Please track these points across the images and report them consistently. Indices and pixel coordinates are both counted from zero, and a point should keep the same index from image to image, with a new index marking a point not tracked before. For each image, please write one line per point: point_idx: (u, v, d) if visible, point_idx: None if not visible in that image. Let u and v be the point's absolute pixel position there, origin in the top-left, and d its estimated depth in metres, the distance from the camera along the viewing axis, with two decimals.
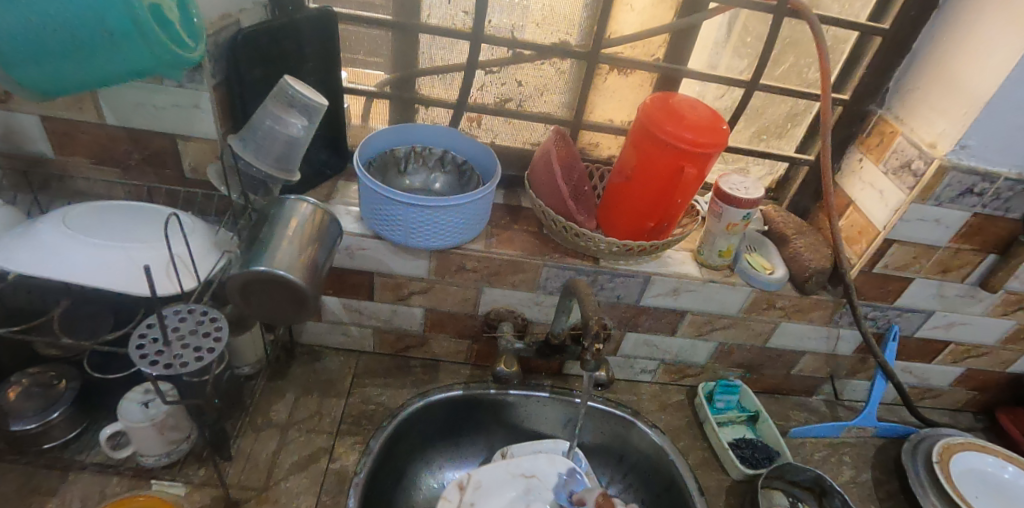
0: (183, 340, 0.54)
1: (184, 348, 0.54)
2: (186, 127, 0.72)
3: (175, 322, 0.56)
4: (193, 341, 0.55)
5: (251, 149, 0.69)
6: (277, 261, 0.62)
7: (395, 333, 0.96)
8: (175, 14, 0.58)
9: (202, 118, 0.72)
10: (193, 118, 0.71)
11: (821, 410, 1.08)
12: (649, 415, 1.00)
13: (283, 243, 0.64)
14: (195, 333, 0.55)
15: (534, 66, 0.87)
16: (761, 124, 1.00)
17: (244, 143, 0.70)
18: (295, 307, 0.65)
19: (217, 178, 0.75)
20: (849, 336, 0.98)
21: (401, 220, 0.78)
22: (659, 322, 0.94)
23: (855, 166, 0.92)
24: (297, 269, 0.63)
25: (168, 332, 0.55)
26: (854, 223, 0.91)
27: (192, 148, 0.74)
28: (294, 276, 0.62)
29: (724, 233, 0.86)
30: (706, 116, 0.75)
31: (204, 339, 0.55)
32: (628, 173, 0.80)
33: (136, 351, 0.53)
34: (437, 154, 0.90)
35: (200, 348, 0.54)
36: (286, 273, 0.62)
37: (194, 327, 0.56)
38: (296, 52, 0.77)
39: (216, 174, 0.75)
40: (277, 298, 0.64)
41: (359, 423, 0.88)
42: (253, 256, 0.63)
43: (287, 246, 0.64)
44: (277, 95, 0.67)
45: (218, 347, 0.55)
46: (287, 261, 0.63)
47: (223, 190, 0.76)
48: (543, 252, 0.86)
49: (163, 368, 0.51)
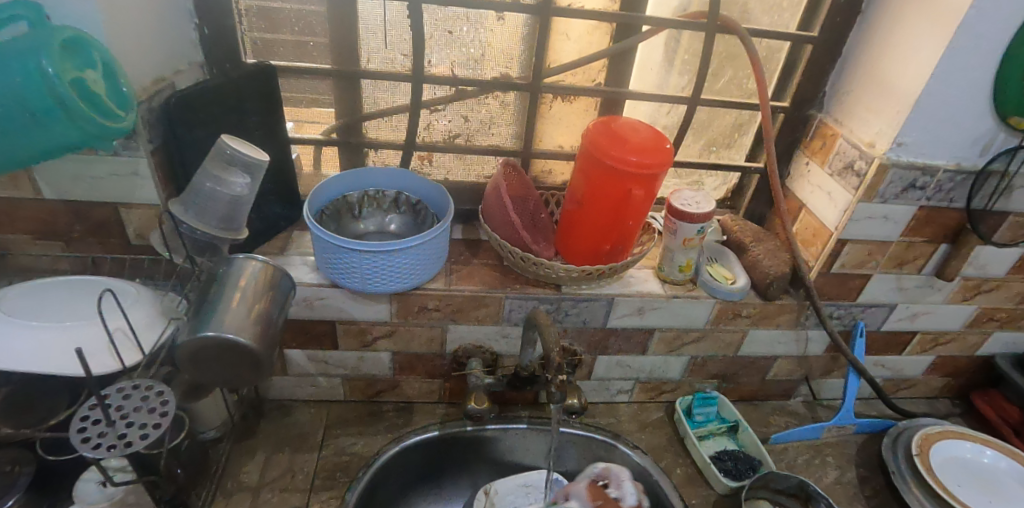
0: (128, 419, 0.52)
1: (129, 427, 0.52)
2: (126, 195, 0.71)
3: (119, 400, 0.54)
4: (139, 418, 0.52)
5: (190, 212, 0.67)
6: (226, 324, 0.61)
7: (364, 379, 0.94)
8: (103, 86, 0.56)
9: (141, 186, 0.70)
10: (132, 186, 0.70)
11: (801, 413, 1.08)
12: (630, 436, 0.99)
13: (231, 304, 0.63)
14: (140, 410, 0.53)
15: (478, 101, 0.88)
16: (709, 136, 1.02)
17: (184, 208, 0.68)
18: (250, 369, 0.63)
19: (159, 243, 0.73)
20: (817, 337, 0.98)
21: (355, 268, 0.77)
22: (629, 342, 0.94)
23: (802, 170, 0.94)
24: (247, 329, 0.62)
25: (112, 412, 0.53)
26: (807, 226, 0.93)
27: (133, 215, 0.73)
28: (244, 337, 0.61)
29: (682, 249, 0.86)
30: (648, 136, 0.76)
31: (151, 415, 0.53)
32: (579, 198, 0.80)
33: (77, 435, 0.50)
34: (391, 196, 0.90)
35: (146, 424, 0.52)
36: (237, 336, 0.61)
37: (140, 403, 0.54)
38: (236, 109, 0.77)
39: (157, 239, 0.73)
40: (229, 362, 0.62)
41: (334, 476, 0.86)
42: (201, 320, 0.62)
43: (236, 307, 0.63)
44: (215, 155, 0.67)
45: (166, 420, 0.52)
46: (237, 323, 0.62)
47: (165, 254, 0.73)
48: (504, 285, 0.86)
49: (107, 450, 0.49)
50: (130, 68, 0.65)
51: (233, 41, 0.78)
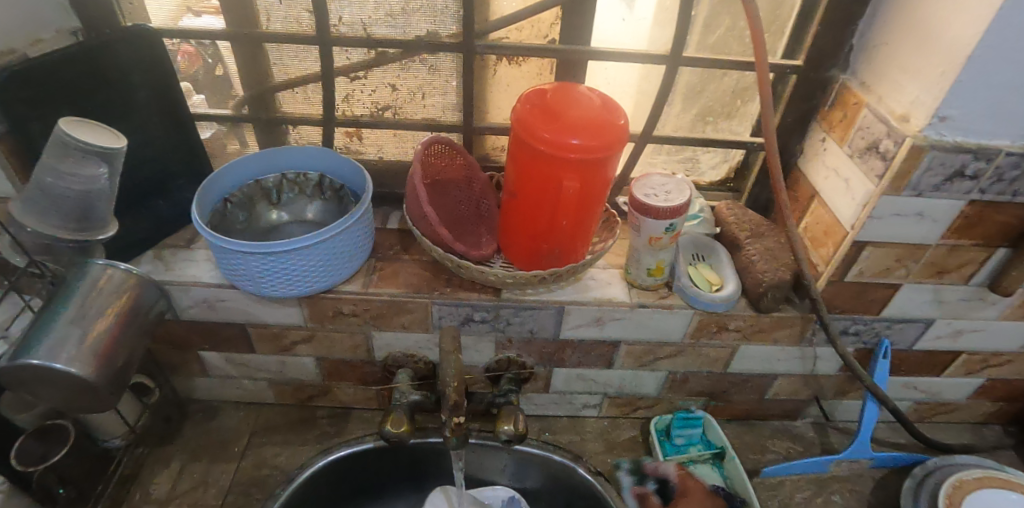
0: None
1: None
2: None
3: None
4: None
5: (34, 213, 0.58)
6: (56, 350, 0.53)
7: (292, 383, 0.85)
8: None
9: None
10: None
11: (806, 438, 0.91)
12: (593, 458, 0.86)
13: (67, 325, 0.55)
14: None
15: (403, 66, 0.73)
16: (703, 104, 0.83)
17: (26, 207, 0.58)
18: (89, 398, 0.56)
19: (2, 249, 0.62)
20: (827, 355, 0.81)
21: (244, 270, 0.66)
22: (590, 355, 0.80)
23: (818, 148, 0.76)
24: (83, 357, 0.54)
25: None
26: (818, 221, 0.75)
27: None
28: (77, 367, 0.53)
29: (649, 249, 0.70)
30: (593, 110, 0.59)
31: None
32: (512, 187, 0.66)
33: None
34: (313, 180, 0.78)
35: None
36: (66, 366, 0.53)
37: None
38: (112, 82, 0.66)
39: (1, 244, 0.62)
40: (63, 390, 0.55)
41: (249, 492, 0.78)
42: (30, 342, 0.54)
43: (73, 328, 0.55)
44: (52, 146, 0.55)
45: None
46: (71, 349, 0.54)
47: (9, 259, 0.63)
48: (431, 287, 0.73)
49: None
50: None
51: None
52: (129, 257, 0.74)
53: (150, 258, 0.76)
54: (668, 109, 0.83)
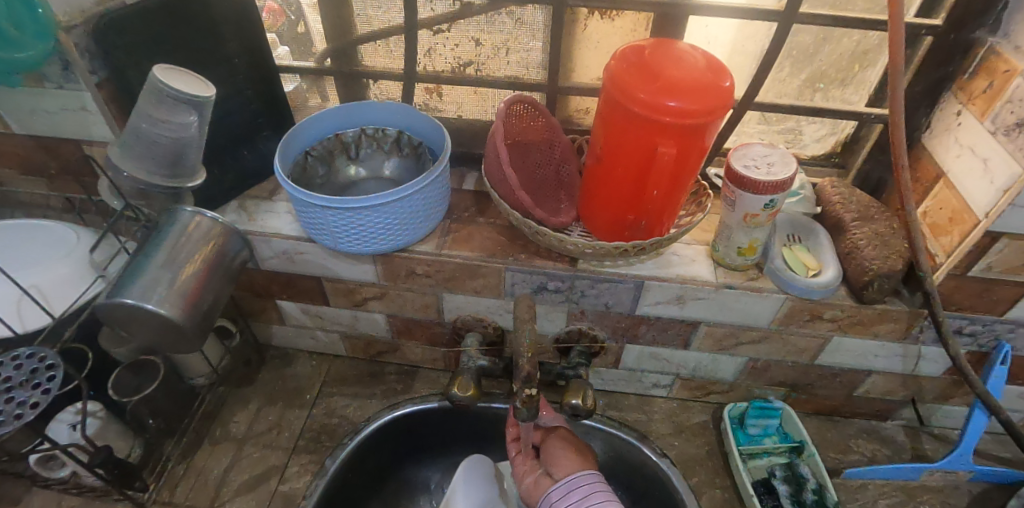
0: (9, 393, 0.50)
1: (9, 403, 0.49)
2: (84, 131, 0.68)
3: (10, 371, 0.52)
4: (19, 394, 0.50)
5: (131, 158, 0.61)
6: (148, 292, 0.56)
7: (362, 338, 0.87)
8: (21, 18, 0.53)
9: (93, 121, 0.66)
10: (87, 122, 0.67)
11: (896, 441, 0.84)
12: (659, 440, 0.83)
13: (158, 267, 0.58)
14: (26, 383, 0.51)
15: (489, 18, 0.69)
16: (814, 69, 0.74)
17: (123, 151, 0.61)
18: (176, 338, 0.59)
19: (108, 193, 0.65)
20: (934, 356, 0.73)
21: (324, 225, 0.66)
22: (666, 334, 0.76)
23: (951, 122, 0.66)
24: (171, 299, 0.57)
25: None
26: (943, 206, 0.66)
27: (96, 155, 0.71)
28: (166, 309, 0.56)
29: (742, 227, 0.65)
30: (697, 70, 0.54)
31: (33, 390, 0.50)
32: (598, 152, 0.62)
33: None
34: (391, 136, 0.77)
35: (26, 401, 0.50)
36: (156, 307, 0.56)
37: (29, 375, 0.51)
38: (206, 32, 0.66)
39: (107, 187, 0.65)
40: (154, 330, 0.58)
41: (319, 439, 0.81)
42: (125, 282, 0.57)
43: (164, 271, 0.58)
44: (150, 93, 0.58)
45: (44, 400, 0.49)
46: (160, 292, 0.57)
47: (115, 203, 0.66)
48: (506, 253, 0.71)
49: None
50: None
51: None
52: (217, 206, 0.77)
53: (235, 208, 0.78)
54: (773, 72, 0.75)
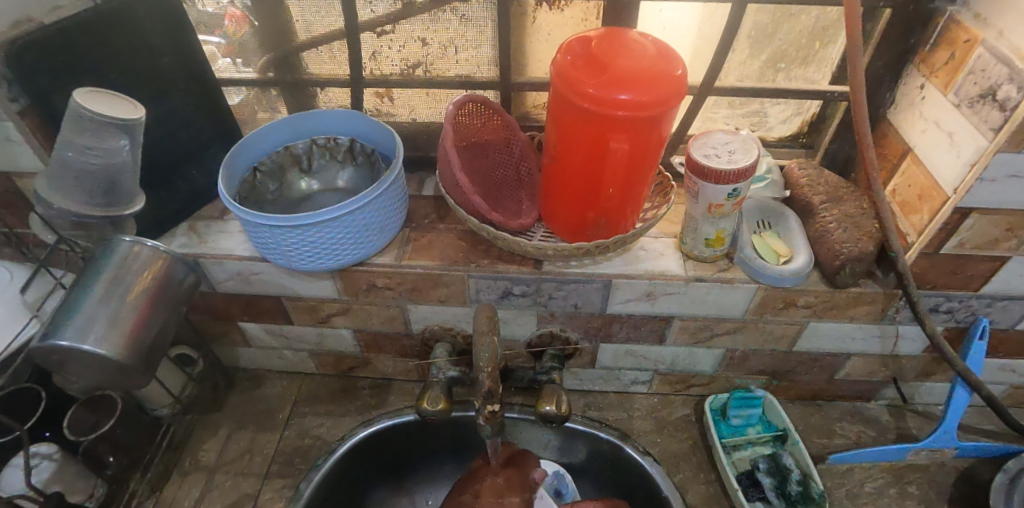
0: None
1: None
2: (12, 163, 0.65)
3: None
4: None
5: (59, 190, 0.58)
6: (84, 331, 0.54)
7: (332, 354, 0.84)
8: None
9: (20, 152, 0.64)
10: (14, 152, 0.64)
11: (880, 422, 0.83)
12: (641, 438, 0.82)
13: (95, 304, 0.55)
14: None
15: (433, 17, 0.66)
16: (775, 48, 0.72)
17: (51, 183, 0.58)
18: (121, 376, 0.57)
19: (40, 228, 0.63)
20: (912, 335, 0.72)
21: (273, 244, 0.63)
22: (640, 331, 0.74)
23: (915, 96, 0.64)
24: (111, 337, 0.54)
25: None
26: (911, 183, 0.64)
27: (30, 186, 0.68)
28: (105, 348, 0.54)
29: (708, 218, 0.62)
30: (646, 59, 0.51)
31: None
32: (552, 151, 0.59)
33: None
34: (344, 144, 0.74)
35: None
36: (94, 347, 0.53)
37: None
38: (133, 50, 0.63)
39: (38, 223, 0.63)
40: (95, 369, 0.56)
41: (293, 462, 0.79)
42: (59, 322, 0.54)
43: (101, 307, 0.55)
44: (72, 120, 0.55)
45: None
46: (98, 329, 0.54)
47: (49, 238, 0.63)
48: (468, 260, 0.68)
49: None
50: None
51: None
52: (166, 230, 0.74)
53: (185, 231, 0.75)
54: (733, 55, 0.72)
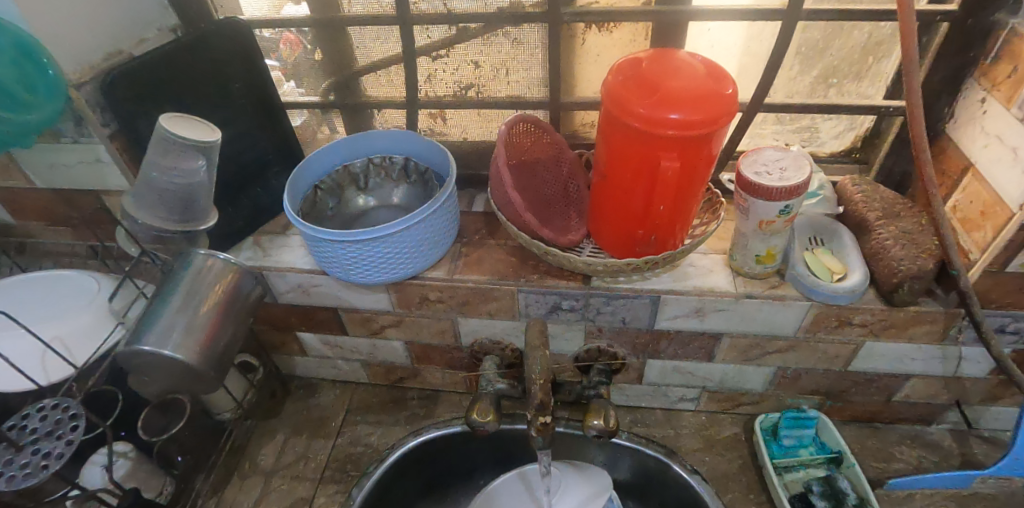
0: (36, 445, 0.52)
1: (34, 454, 0.52)
2: (102, 182, 0.70)
3: (35, 422, 0.54)
4: (46, 445, 0.52)
5: (144, 207, 0.63)
6: (164, 338, 0.58)
7: (382, 365, 0.87)
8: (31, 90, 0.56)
9: (109, 172, 0.69)
10: (104, 173, 0.69)
11: (943, 447, 0.79)
12: (688, 456, 0.81)
13: (174, 313, 0.59)
14: (51, 434, 0.53)
15: (486, 41, 0.69)
16: (826, 64, 0.72)
17: (137, 200, 0.63)
18: (194, 381, 0.61)
19: (126, 242, 0.68)
20: (977, 356, 0.69)
21: (334, 258, 0.67)
22: (688, 347, 0.74)
23: (975, 111, 0.63)
24: (187, 344, 0.58)
25: (25, 433, 0.53)
26: (974, 199, 0.63)
27: (116, 203, 0.73)
28: (182, 354, 0.58)
29: (759, 235, 0.62)
30: (698, 79, 0.52)
31: (58, 441, 0.53)
32: (602, 169, 0.61)
33: None
34: (399, 163, 0.77)
35: (51, 452, 0.52)
36: (172, 353, 0.57)
37: (53, 425, 0.54)
38: (211, 78, 0.68)
39: (125, 238, 0.68)
40: (172, 374, 0.60)
41: (345, 469, 0.82)
42: (142, 329, 0.59)
43: (179, 316, 0.59)
44: (158, 143, 0.59)
45: (68, 450, 0.52)
46: (177, 337, 0.58)
47: (133, 251, 0.69)
48: (518, 275, 0.70)
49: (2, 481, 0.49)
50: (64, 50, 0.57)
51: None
52: (233, 244, 0.79)
53: (250, 245, 0.79)
54: (782, 72, 0.73)
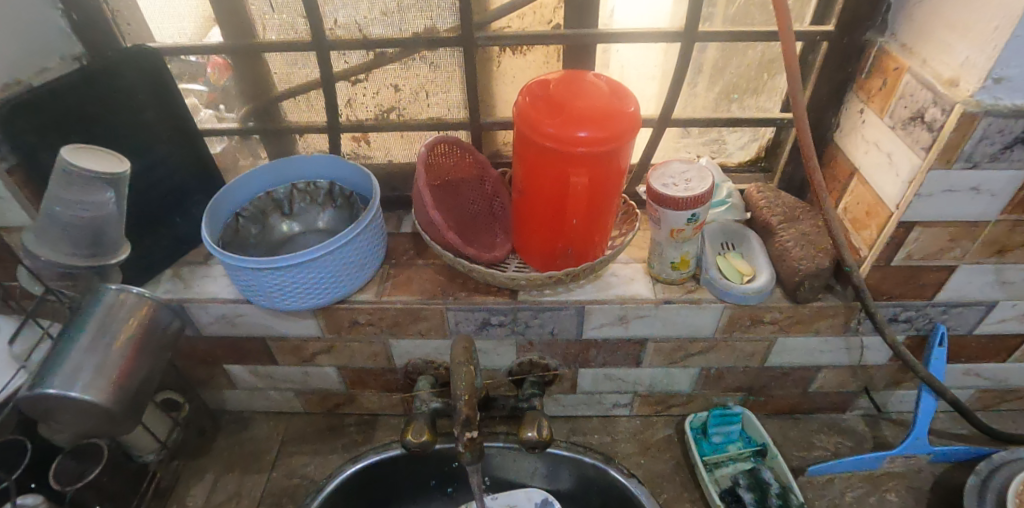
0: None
1: None
2: (0, 219, 0.67)
3: None
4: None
5: (47, 243, 0.60)
6: (71, 378, 0.55)
7: (317, 392, 0.85)
8: None
9: (8, 208, 0.65)
10: (2, 208, 0.66)
11: (856, 432, 0.85)
12: (626, 460, 0.83)
13: (81, 352, 0.57)
14: None
15: (405, 65, 0.70)
16: (727, 81, 0.77)
17: (38, 236, 0.60)
18: (107, 422, 0.58)
19: (28, 281, 0.64)
20: (876, 345, 0.75)
21: (256, 287, 0.65)
22: (617, 354, 0.76)
23: (856, 121, 0.69)
24: (97, 384, 0.56)
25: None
26: (860, 200, 0.69)
27: (14, 240, 0.69)
28: (91, 394, 0.55)
29: (671, 242, 0.66)
30: (602, 98, 0.55)
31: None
32: (520, 186, 0.63)
33: None
34: (323, 188, 0.77)
35: None
36: (80, 394, 0.55)
37: None
38: (118, 106, 0.66)
39: (26, 276, 0.64)
40: (82, 416, 0.57)
41: (281, 503, 0.79)
42: (46, 371, 0.56)
43: (87, 355, 0.57)
44: (59, 176, 0.57)
45: None
46: (85, 377, 0.55)
47: (36, 290, 0.65)
48: (446, 293, 0.71)
49: None
50: None
51: (103, 24, 0.66)
52: (150, 277, 0.75)
53: (169, 277, 0.76)
54: (689, 88, 0.77)
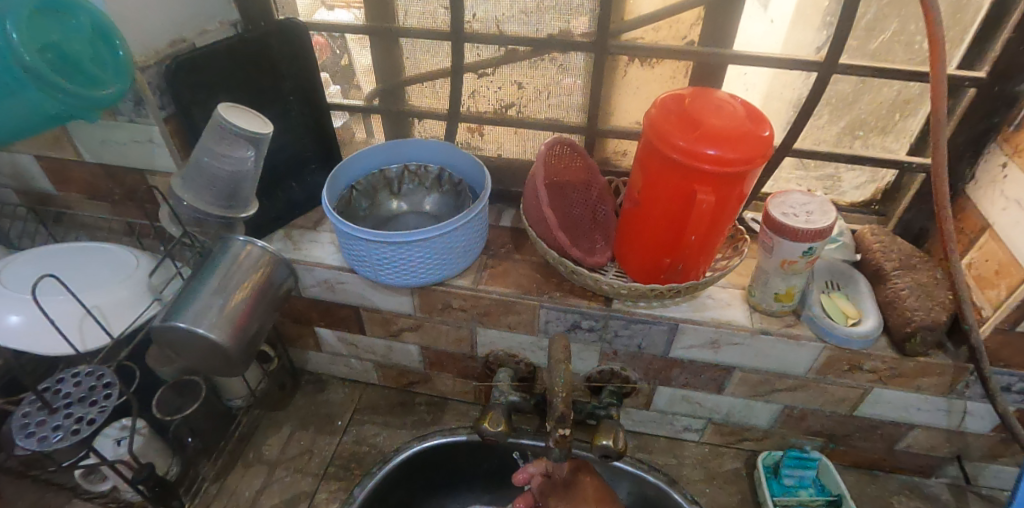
0: (68, 409, 0.54)
1: (67, 417, 0.53)
2: (149, 162, 0.73)
3: (70, 387, 0.56)
4: (78, 410, 0.54)
5: (191, 190, 0.65)
6: (200, 317, 0.59)
7: (395, 367, 0.88)
8: (101, 62, 0.56)
9: (158, 153, 0.71)
10: (153, 153, 0.71)
11: (940, 501, 0.80)
12: (689, 486, 0.82)
13: (210, 294, 0.61)
14: (84, 399, 0.55)
15: (532, 64, 0.72)
16: (854, 117, 0.75)
17: (185, 183, 0.66)
18: (222, 362, 0.62)
19: (166, 219, 0.70)
20: (981, 412, 0.70)
21: (365, 258, 0.68)
22: (699, 378, 0.75)
23: (996, 174, 0.65)
24: (221, 326, 0.60)
25: (59, 397, 0.55)
26: (989, 258, 0.65)
27: (156, 183, 0.75)
28: (215, 334, 0.59)
29: (780, 273, 0.64)
30: (738, 120, 0.54)
31: (91, 407, 0.54)
32: (636, 195, 0.63)
33: (21, 418, 0.53)
34: (433, 173, 0.80)
35: (83, 417, 0.53)
36: (206, 332, 0.59)
37: (87, 392, 0.55)
38: (264, 72, 0.71)
39: (166, 215, 0.70)
40: (203, 353, 0.61)
41: (348, 467, 0.82)
42: (179, 306, 0.61)
43: (215, 297, 0.61)
44: (213, 131, 0.62)
45: (100, 417, 0.53)
46: (212, 317, 0.60)
47: (174, 230, 0.71)
48: (541, 290, 0.72)
49: (35, 441, 0.51)
50: (133, 32, 0.61)
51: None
52: (265, 235, 0.80)
53: (281, 237, 0.81)
54: (812, 119, 0.76)
